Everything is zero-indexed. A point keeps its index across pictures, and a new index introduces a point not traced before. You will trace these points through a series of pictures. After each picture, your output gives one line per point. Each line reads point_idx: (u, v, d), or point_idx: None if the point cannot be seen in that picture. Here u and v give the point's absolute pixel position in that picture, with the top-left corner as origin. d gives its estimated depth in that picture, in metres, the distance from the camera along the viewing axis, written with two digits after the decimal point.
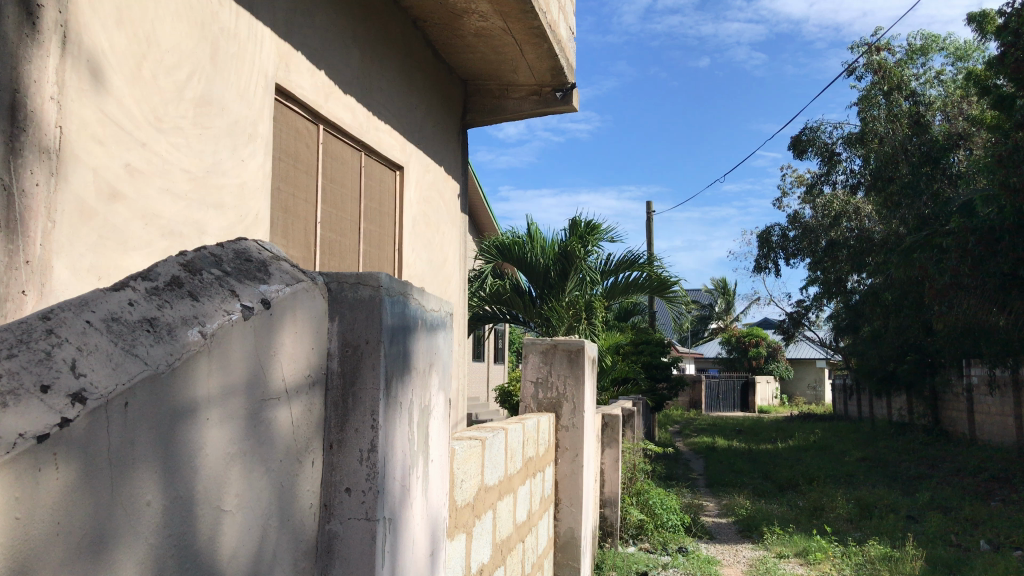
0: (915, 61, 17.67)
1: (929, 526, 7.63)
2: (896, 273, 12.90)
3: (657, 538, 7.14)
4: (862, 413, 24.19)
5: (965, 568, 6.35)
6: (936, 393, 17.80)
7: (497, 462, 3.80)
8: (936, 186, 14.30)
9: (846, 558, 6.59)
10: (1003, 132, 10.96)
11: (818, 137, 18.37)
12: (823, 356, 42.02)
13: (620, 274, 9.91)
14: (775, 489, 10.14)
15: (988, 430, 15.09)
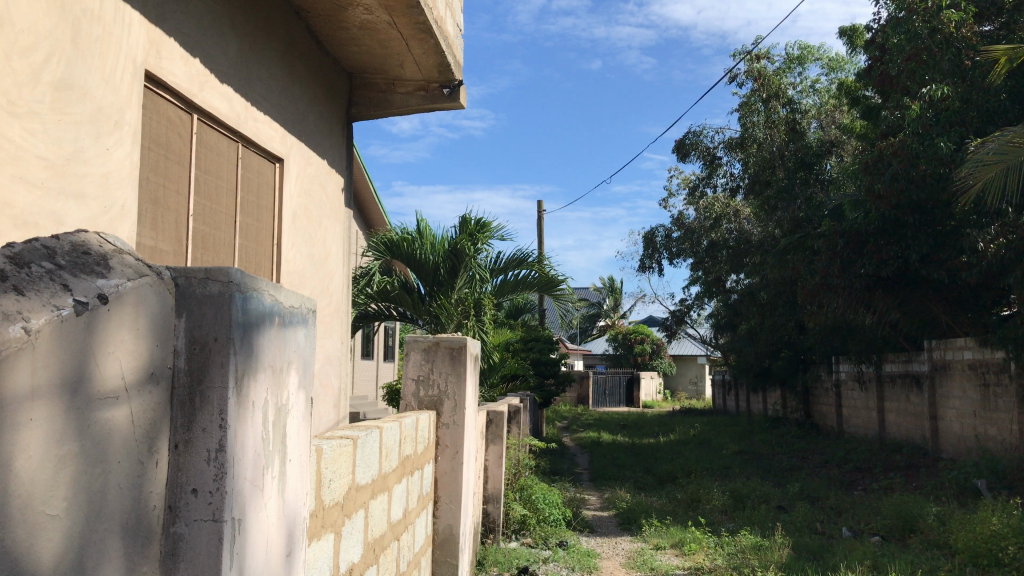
0: (793, 70, 18.46)
1: (797, 516, 7.97)
2: (772, 273, 13.48)
3: (539, 533, 7.22)
4: (740, 407, 25.15)
5: (827, 554, 6.67)
6: (807, 388, 18.64)
7: (370, 460, 3.76)
8: (810, 190, 14.98)
9: (719, 548, 6.83)
10: (869, 141, 11.58)
11: (701, 141, 18.97)
12: (704, 353, 43.51)
13: (509, 271, 10.00)
14: (655, 482, 10.41)
15: (853, 423, 15.94)
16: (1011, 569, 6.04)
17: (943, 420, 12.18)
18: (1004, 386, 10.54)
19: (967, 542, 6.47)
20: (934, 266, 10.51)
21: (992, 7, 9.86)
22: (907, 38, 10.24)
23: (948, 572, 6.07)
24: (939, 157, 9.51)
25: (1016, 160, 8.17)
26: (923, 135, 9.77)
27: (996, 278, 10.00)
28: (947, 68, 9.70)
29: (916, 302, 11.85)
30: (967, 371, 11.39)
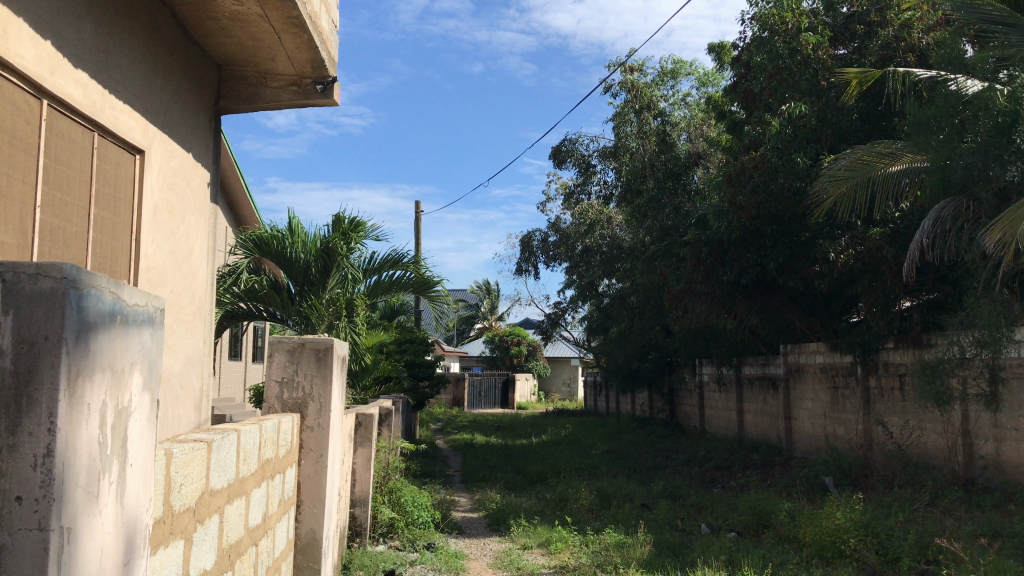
0: (666, 83, 19.11)
1: (659, 514, 8.23)
2: (642, 278, 13.91)
3: (407, 535, 7.19)
4: (610, 408, 25.82)
5: (686, 550, 6.91)
6: (673, 389, 19.36)
7: (226, 464, 3.64)
8: (677, 200, 15.51)
9: (584, 546, 6.99)
10: (733, 153, 12.12)
11: (577, 149, 19.34)
12: (577, 356, 44.42)
13: (383, 272, 9.90)
14: (525, 482, 10.56)
15: (714, 423, 16.62)
16: (852, 560, 6.47)
17: (796, 420, 12.89)
18: (851, 389, 11.26)
19: (814, 536, 6.86)
20: (790, 274, 11.05)
21: (846, 32, 10.58)
22: (769, 57, 10.73)
23: (796, 564, 6.44)
24: (796, 172, 10.10)
25: (864, 177, 8.71)
26: (782, 150, 10.30)
27: (846, 286, 10.67)
28: (804, 87, 10.29)
29: (774, 309, 12.44)
30: (819, 374, 12.11)
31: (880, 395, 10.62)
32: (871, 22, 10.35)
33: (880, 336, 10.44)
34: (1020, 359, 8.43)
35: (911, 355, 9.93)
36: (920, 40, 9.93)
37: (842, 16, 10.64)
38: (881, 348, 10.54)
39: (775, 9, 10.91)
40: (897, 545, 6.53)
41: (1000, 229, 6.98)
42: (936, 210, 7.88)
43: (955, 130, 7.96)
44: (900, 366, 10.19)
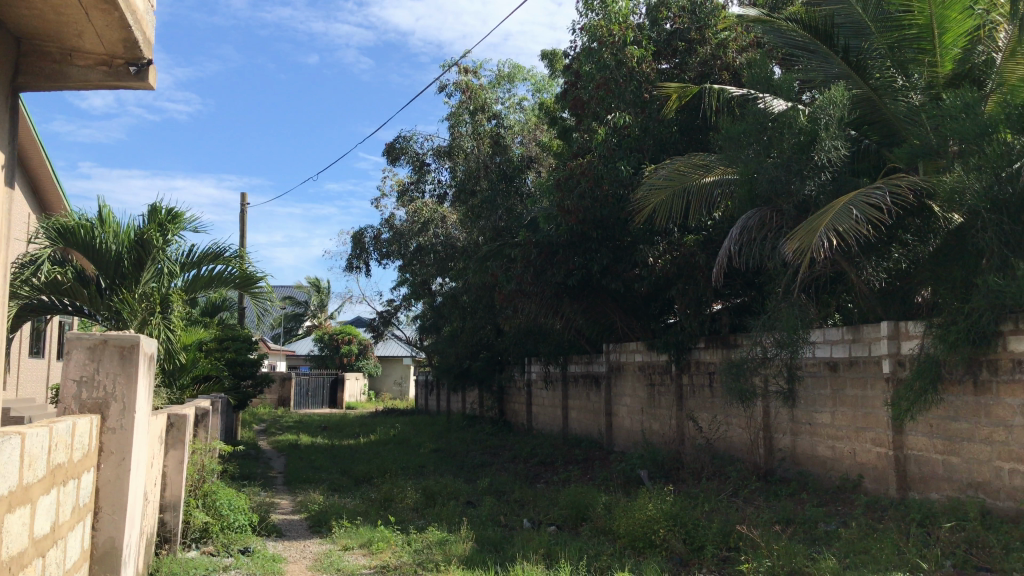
0: (503, 86, 19.47)
1: (483, 510, 8.33)
2: (474, 277, 14.04)
3: (221, 540, 6.92)
4: (440, 407, 25.92)
5: (507, 545, 7.05)
6: (502, 388, 19.69)
7: (8, 469, 3.37)
8: (509, 202, 15.79)
9: (405, 545, 6.98)
10: (562, 157, 12.47)
11: (410, 146, 19.33)
12: (408, 355, 44.26)
13: (203, 266, 9.49)
14: (350, 483, 10.41)
15: (540, 420, 17.03)
16: (661, 550, 6.81)
17: (616, 417, 13.44)
18: (666, 386, 11.87)
19: (628, 527, 7.16)
20: (612, 276, 11.45)
21: (668, 48, 11.05)
22: (597, 67, 11.01)
23: (609, 555, 6.72)
24: (620, 179, 10.52)
25: (680, 187, 9.21)
26: (607, 158, 10.72)
27: (663, 289, 11.25)
28: (629, 98, 10.73)
29: (597, 309, 12.86)
30: (638, 372, 12.69)
31: (692, 392, 11.26)
32: (690, 40, 10.93)
33: (693, 336, 11.07)
34: (814, 359, 9.20)
35: (720, 355, 10.59)
36: (734, 59, 10.74)
37: (665, 32, 11.11)
38: (693, 347, 11.17)
39: (603, 21, 11.20)
40: (703, 534, 6.92)
41: (797, 239, 7.57)
42: (743, 219, 8.39)
43: (762, 146, 8.56)
44: (710, 364, 10.84)
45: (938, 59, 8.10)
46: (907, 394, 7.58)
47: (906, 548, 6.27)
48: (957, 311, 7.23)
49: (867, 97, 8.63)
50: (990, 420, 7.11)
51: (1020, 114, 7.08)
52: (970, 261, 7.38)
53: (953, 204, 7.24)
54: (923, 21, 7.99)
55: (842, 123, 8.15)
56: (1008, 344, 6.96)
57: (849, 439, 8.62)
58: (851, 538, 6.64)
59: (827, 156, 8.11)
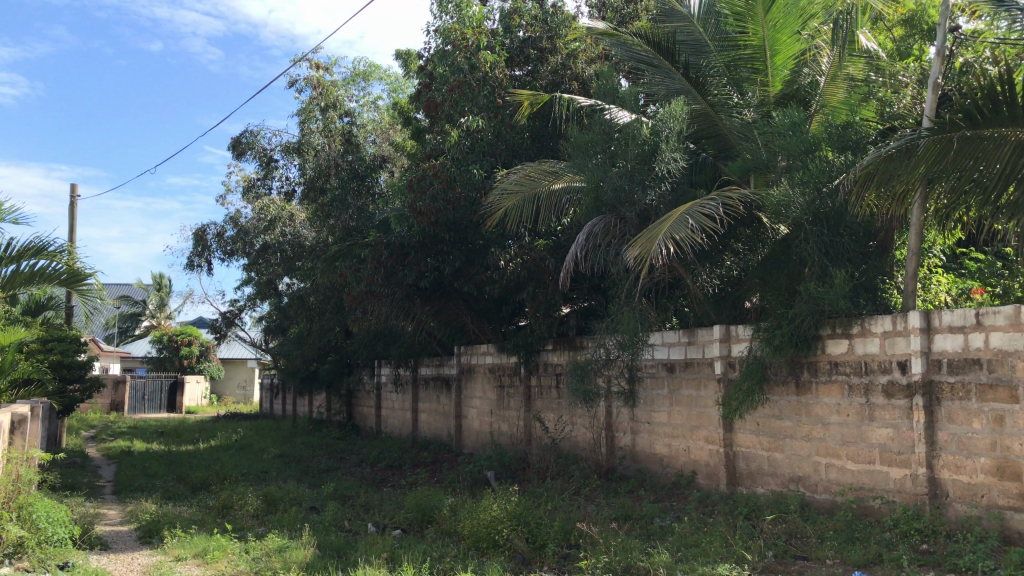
0: (358, 84, 19.29)
1: (326, 516, 8.17)
2: (323, 278, 13.75)
3: (37, 555, 6.46)
4: (287, 411, 25.24)
5: (349, 551, 6.95)
6: (351, 391, 19.39)
7: None
8: (361, 201, 15.62)
9: (243, 554, 6.75)
10: (415, 158, 12.43)
11: (258, 141, 18.68)
12: (253, 357, 42.81)
13: (23, 261, 8.82)
14: (185, 491, 9.96)
15: (390, 423, 16.89)
16: (504, 549, 6.89)
17: (465, 419, 13.53)
18: (515, 388, 12.04)
19: (472, 528, 7.18)
20: (464, 279, 11.50)
21: (520, 55, 11.26)
22: (450, 70, 11.04)
23: (453, 556, 6.74)
24: (472, 183, 10.64)
25: (530, 192, 9.38)
26: (460, 161, 10.78)
27: (512, 292, 11.40)
28: (482, 102, 10.83)
29: (448, 311, 12.87)
30: (488, 374, 12.81)
31: (540, 393, 11.48)
32: (542, 48, 11.18)
33: (541, 338, 11.28)
34: (653, 361, 9.57)
35: (567, 356, 10.83)
36: (583, 70, 11.00)
37: (517, 40, 11.30)
38: (542, 349, 11.38)
39: (457, 24, 11.22)
40: (544, 533, 7.06)
41: (638, 246, 7.86)
42: (589, 225, 8.64)
43: (608, 156, 8.85)
44: (557, 366, 11.07)
45: (770, 78, 8.64)
46: (737, 394, 8.08)
47: (732, 540, 6.62)
48: (782, 316, 7.73)
49: (705, 113, 8.96)
50: (810, 418, 7.62)
51: (840, 133, 7.68)
52: (794, 270, 7.91)
53: (779, 217, 7.74)
54: (756, 43, 8.53)
55: (681, 136, 8.60)
56: (826, 347, 7.48)
57: (684, 437, 9.02)
58: (684, 532, 6.95)
59: (668, 166, 8.50)
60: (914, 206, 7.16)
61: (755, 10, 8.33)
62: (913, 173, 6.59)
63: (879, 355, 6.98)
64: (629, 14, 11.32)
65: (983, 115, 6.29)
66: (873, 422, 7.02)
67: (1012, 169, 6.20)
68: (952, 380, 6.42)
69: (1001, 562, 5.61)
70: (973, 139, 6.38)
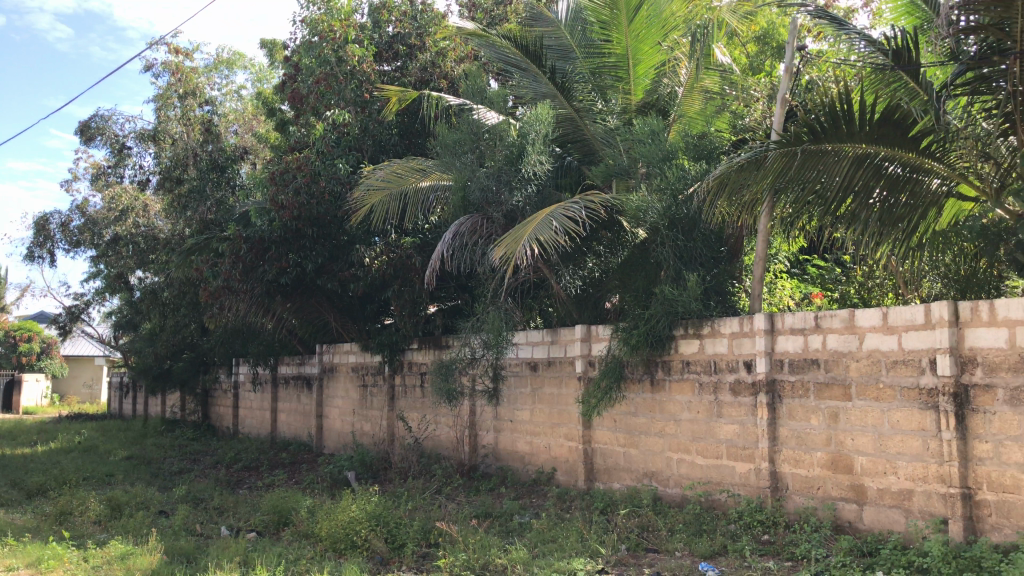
0: (222, 71, 18.63)
1: (175, 520, 7.84)
2: (177, 272, 13.18)
3: None
4: (137, 411, 24.06)
5: (200, 556, 6.69)
6: (207, 390, 18.68)
7: None
8: (220, 193, 15.14)
9: (82, 563, 6.38)
10: (278, 151, 12.10)
11: (108, 127, 17.73)
12: (101, 355, 40.59)
13: None
14: (20, 497, 9.33)
15: (247, 423, 16.37)
16: (363, 550, 6.81)
17: (326, 418, 13.29)
18: (378, 387, 11.92)
19: (329, 529, 7.04)
20: (327, 276, 11.29)
21: (390, 50, 11.13)
22: (317, 62, 10.82)
23: (309, 559, 6.59)
24: (338, 177, 10.47)
25: (397, 189, 9.30)
26: (325, 155, 10.57)
27: (378, 290, 11.28)
28: (348, 96, 10.65)
29: (310, 309, 12.61)
30: (350, 373, 12.62)
31: (403, 393, 11.41)
32: (411, 45, 11.12)
33: (406, 337, 11.19)
34: (516, 360, 9.68)
35: (431, 355, 10.80)
36: (452, 69, 11.04)
37: (387, 35, 11.19)
38: (406, 348, 11.30)
39: (324, 16, 11.01)
40: (404, 533, 7.03)
41: (504, 247, 7.93)
42: (455, 224, 8.65)
43: (475, 156, 8.88)
44: (421, 365, 11.03)
45: (631, 87, 8.96)
46: (596, 392, 8.30)
47: (587, 535, 6.80)
48: (639, 317, 7.99)
49: (570, 117, 9.20)
50: (664, 415, 7.91)
51: (696, 143, 8.03)
52: (651, 273, 8.19)
53: (637, 221, 8.01)
54: (620, 51, 8.84)
55: (547, 140, 8.73)
56: (679, 347, 7.79)
57: (545, 434, 9.18)
58: (541, 529, 7.07)
59: (533, 169, 8.58)
60: (762, 214, 7.54)
61: (620, 20, 8.64)
62: (761, 183, 6.90)
63: (727, 355, 7.32)
64: (499, 15, 11.44)
65: (824, 130, 6.67)
66: (721, 419, 7.36)
67: (849, 181, 6.63)
68: (792, 379, 6.82)
69: (833, 549, 6.00)
70: (815, 152, 6.73)
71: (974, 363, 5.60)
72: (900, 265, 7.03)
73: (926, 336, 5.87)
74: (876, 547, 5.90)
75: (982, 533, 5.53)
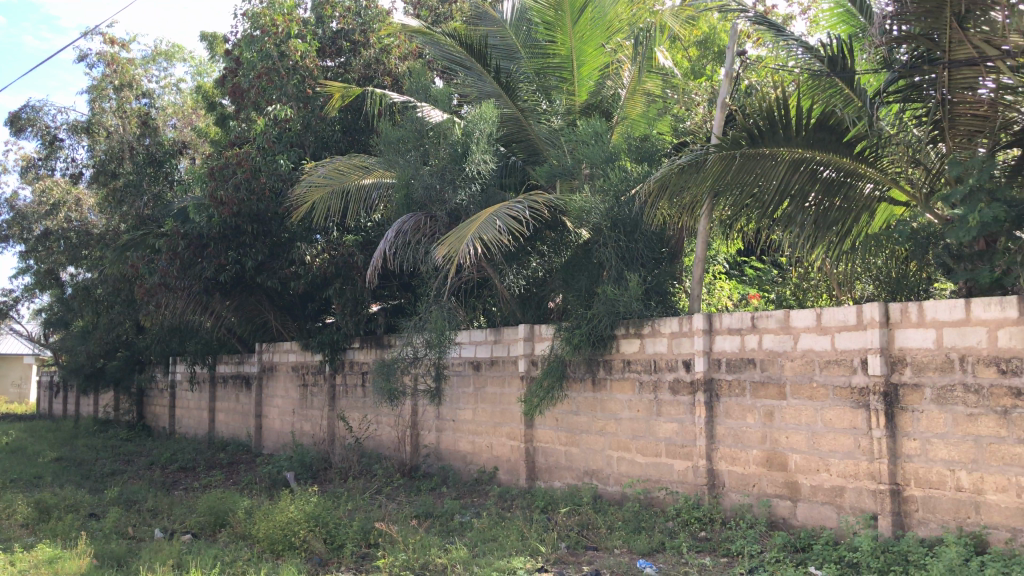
0: (159, 64, 18.27)
1: (107, 523, 7.64)
2: (111, 268, 12.85)
3: None
4: (68, 412, 23.40)
5: (132, 559, 6.53)
6: (143, 390, 18.26)
7: None
8: (157, 188, 14.80)
9: (7, 568, 6.17)
10: (217, 146, 11.89)
11: (39, 118, 17.20)
12: (31, 354, 39.37)
13: None
14: None
15: (184, 423, 16.05)
16: (301, 551, 6.72)
17: (266, 418, 13.10)
18: (319, 386, 11.79)
19: (266, 530, 6.92)
20: (267, 273, 11.12)
21: (333, 46, 11.03)
22: (258, 56, 10.70)
23: (245, 561, 6.48)
24: (279, 173, 10.33)
25: (339, 186, 9.21)
26: (266, 151, 10.42)
27: (320, 288, 11.16)
28: (290, 91, 10.51)
29: (250, 307, 12.41)
30: (291, 372, 12.46)
31: (344, 392, 11.30)
32: (354, 41, 11.02)
33: (347, 336, 11.08)
34: (459, 359, 9.66)
35: (373, 354, 10.72)
36: (396, 66, 10.98)
37: (330, 30, 11.07)
38: (348, 347, 11.19)
39: (266, 10, 10.85)
40: (343, 533, 6.97)
41: (447, 245, 7.90)
42: (398, 223, 8.59)
43: (419, 154, 8.83)
44: (363, 364, 10.94)
45: (576, 88, 9.04)
46: (538, 391, 8.32)
47: (528, 533, 6.82)
48: (581, 317, 8.05)
49: (515, 117, 9.20)
50: (604, 414, 7.98)
51: (638, 146, 8.11)
52: (594, 273, 8.25)
53: (580, 221, 8.06)
54: (564, 52, 8.91)
55: (491, 139, 8.71)
56: (620, 346, 7.85)
57: (487, 433, 9.18)
58: (482, 528, 7.07)
59: (477, 168, 8.58)
60: (702, 216, 7.65)
61: (564, 21, 8.70)
62: (701, 185, 7.00)
63: (667, 354, 7.42)
64: (444, 13, 11.40)
65: (762, 134, 6.80)
66: (661, 417, 7.45)
67: (786, 185, 6.79)
68: (729, 378, 6.94)
69: (767, 545, 6.12)
70: (753, 156, 6.86)
71: (903, 363, 5.78)
72: (834, 267, 7.21)
73: (858, 336, 6.02)
74: (808, 543, 6.02)
75: (910, 528, 5.70)
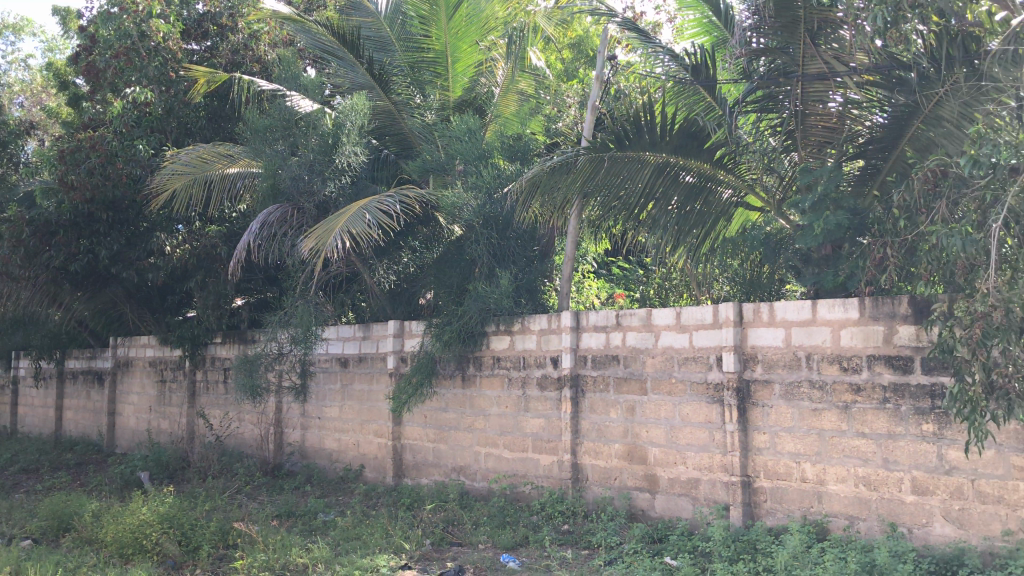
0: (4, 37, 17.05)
1: None
2: None
3: None
4: None
5: None
6: None
7: None
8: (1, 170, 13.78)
9: None
10: (69, 128, 11.20)
11: None
12: None
13: None
14: None
15: (28, 421, 15.07)
16: (152, 554, 6.43)
17: (120, 416, 12.48)
18: (178, 382, 11.32)
19: (115, 533, 6.54)
20: (124, 264, 10.58)
21: (199, 28, 10.61)
22: (115, 34, 10.04)
23: (91, 567, 6.14)
24: (137, 159, 9.83)
25: (201, 174, 8.88)
26: (124, 135, 9.90)
27: (180, 280, 10.71)
28: (152, 74, 10.01)
29: (104, 299, 11.78)
30: (148, 368, 11.92)
31: (205, 388, 10.90)
32: (222, 24, 10.64)
33: (209, 331, 10.69)
34: (326, 355, 9.48)
35: (236, 350, 10.38)
36: (265, 53, 10.66)
37: (196, 12, 10.62)
38: (210, 342, 10.79)
39: None
40: (199, 534, 6.71)
41: (314, 238, 7.74)
42: (264, 213, 8.36)
43: (287, 144, 8.60)
44: (225, 360, 10.58)
45: (450, 84, 8.98)
46: (406, 387, 8.26)
47: (392, 530, 6.76)
48: (452, 313, 8.05)
49: (387, 109, 9.10)
50: (473, 410, 8.01)
51: (511, 144, 8.19)
52: (465, 270, 8.27)
53: (452, 217, 8.07)
54: (438, 48, 8.86)
55: (363, 131, 8.62)
56: (490, 343, 7.90)
57: (354, 430, 9.06)
58: (345, 526, 6.97)
59: (346, 160, 8.46)
60: (571, 215, 7.79)
61: (439, 15, 8.66)
62: (570, 185, 7.13)
63: (536, 351, 7.52)
64: (317, 2, 11.15)
65: (629, 138, 6.99)
66: (528, 413, 7.54)
67: (651, 187, 7.00)
68: (594, 374, 7.10)
69: (626, 537, 6.30)
70: (620, 158, 7.04)
71: (754, 360, 6.07)
72: (694, 267, 7.48)
73: (714, 334, 6.28)
74: (665, 534, 6.24)
75: (759, 517, 6.00)
